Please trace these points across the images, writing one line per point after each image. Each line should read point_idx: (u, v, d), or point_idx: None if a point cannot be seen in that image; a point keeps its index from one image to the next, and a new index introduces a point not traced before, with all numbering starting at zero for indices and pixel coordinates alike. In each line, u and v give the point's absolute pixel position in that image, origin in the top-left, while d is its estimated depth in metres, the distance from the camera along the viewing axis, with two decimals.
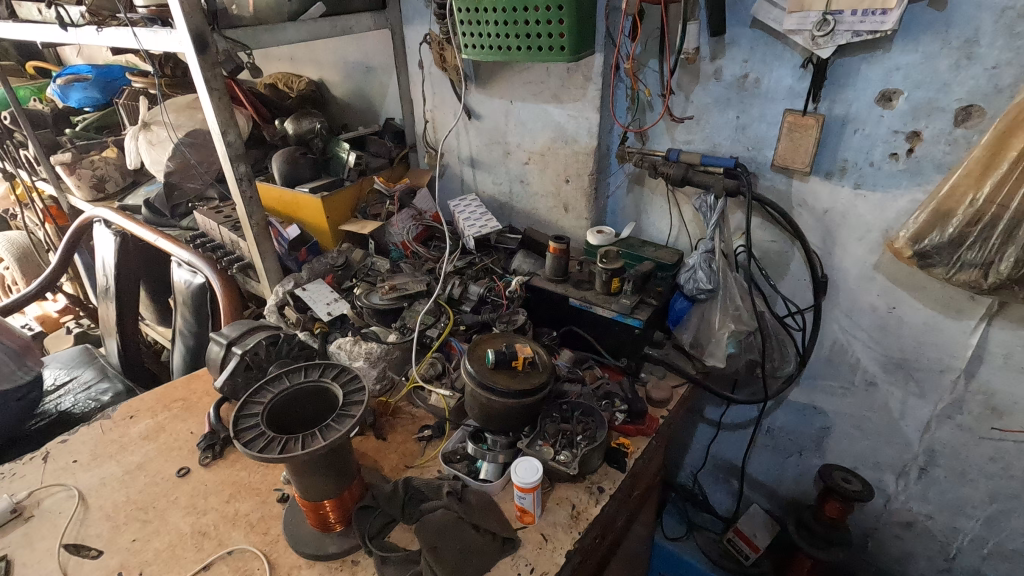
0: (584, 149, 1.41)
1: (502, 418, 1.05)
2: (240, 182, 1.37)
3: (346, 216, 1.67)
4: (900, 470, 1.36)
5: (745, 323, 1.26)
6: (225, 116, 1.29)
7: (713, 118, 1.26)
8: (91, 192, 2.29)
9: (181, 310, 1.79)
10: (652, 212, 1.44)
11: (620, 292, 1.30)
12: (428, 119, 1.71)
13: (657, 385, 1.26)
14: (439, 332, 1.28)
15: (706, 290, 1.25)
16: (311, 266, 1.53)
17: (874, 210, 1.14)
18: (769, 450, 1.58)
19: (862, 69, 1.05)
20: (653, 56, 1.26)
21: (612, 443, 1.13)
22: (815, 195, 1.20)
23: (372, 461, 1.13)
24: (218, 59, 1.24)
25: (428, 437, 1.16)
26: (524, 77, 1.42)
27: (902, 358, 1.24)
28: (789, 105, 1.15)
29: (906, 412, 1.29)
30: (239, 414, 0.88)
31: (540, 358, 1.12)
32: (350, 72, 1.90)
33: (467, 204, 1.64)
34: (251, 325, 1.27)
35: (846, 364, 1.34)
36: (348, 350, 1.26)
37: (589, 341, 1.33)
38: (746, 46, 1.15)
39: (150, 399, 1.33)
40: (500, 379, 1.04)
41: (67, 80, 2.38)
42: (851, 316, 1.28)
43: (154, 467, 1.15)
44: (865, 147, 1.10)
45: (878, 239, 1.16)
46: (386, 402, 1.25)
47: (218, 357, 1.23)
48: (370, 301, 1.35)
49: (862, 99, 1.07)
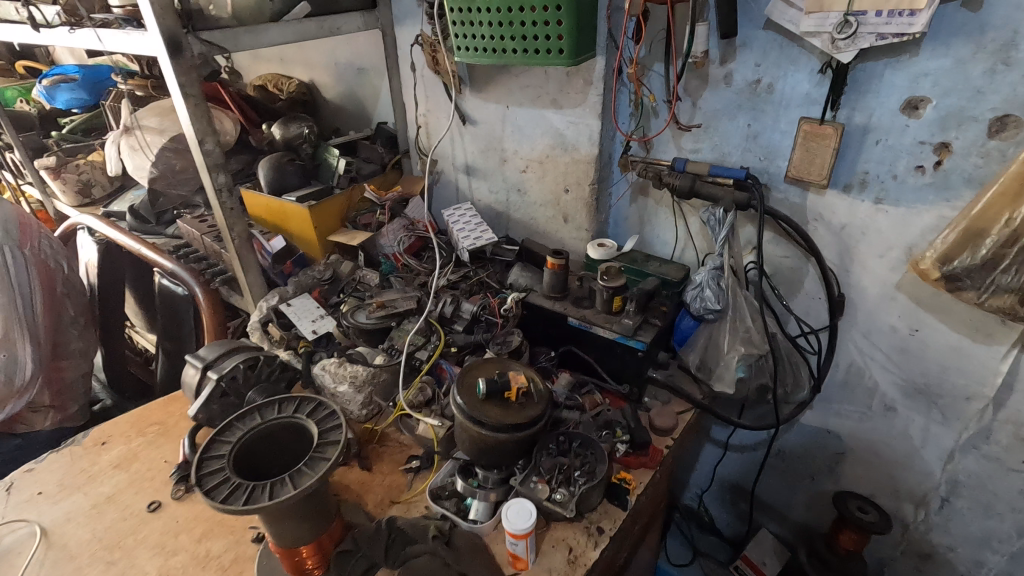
0: (584, 158, 1.33)
1: (494, 453, 0.97)
2: (219, 193, 1.30)
3: (335, 226, 1.59)
4: (920, 499, 1.28)
5: (757, 347, 1.17)
6: (203, 124, 1.22)
7: (723, 125, 1.17)
8: (76, 197, 2.22)
9: (163, 322, 1.70)
10: (656, 223, 1.36)
11: (622, 311, 1.21)
12: (421, 124, 1.63)
13: (662, 412, 1.18)
14: (429, 355, 1.21)
15: (714, 310, 1.17)
16: (297, 280, 1.46)
17: (896, 226, 1.06)
18: (779, 474, 1.50)
19: (885, 74, 0.97)
20: (659, 59, 1.18)
21: (613, 478, 1.05)
22: (832, 210, 1.12)
23: (356, 496, 1.06)
24: (194, 63, 1.16)
25: (416, 468, 1.09)
26: (521, 81, 1.34)
27: (924, 384, 1.16)
28: (804, 112, 1.07)
29: (928, 439, 1.20)
30: (204, 456, 0.81)
31: (536, 386, 1.04)
32: (340, 74, 1.82)
33: (462, 213, 1.56)
34: (230, 346, 1.20)
35: (863, 388, 1.25)
36: (332, 373, 1.19)
37: (589, 363, 1.25)
38: (758, 49, 1.07)
39: (124, 423, 1.26)
40: (492, 412, 0.97)
41: (54, 81, 2.28)
42: (869, 338, 1.19)
43: (123, 501, 1.08)
44: (888, 159, 1.02)
45: (900, 256, 1.07)
46: (372, 429, 1.18)
47: (193, 381, 1.15)
48: (356, 320, 1.27)
49: (885, 106, 0.99)
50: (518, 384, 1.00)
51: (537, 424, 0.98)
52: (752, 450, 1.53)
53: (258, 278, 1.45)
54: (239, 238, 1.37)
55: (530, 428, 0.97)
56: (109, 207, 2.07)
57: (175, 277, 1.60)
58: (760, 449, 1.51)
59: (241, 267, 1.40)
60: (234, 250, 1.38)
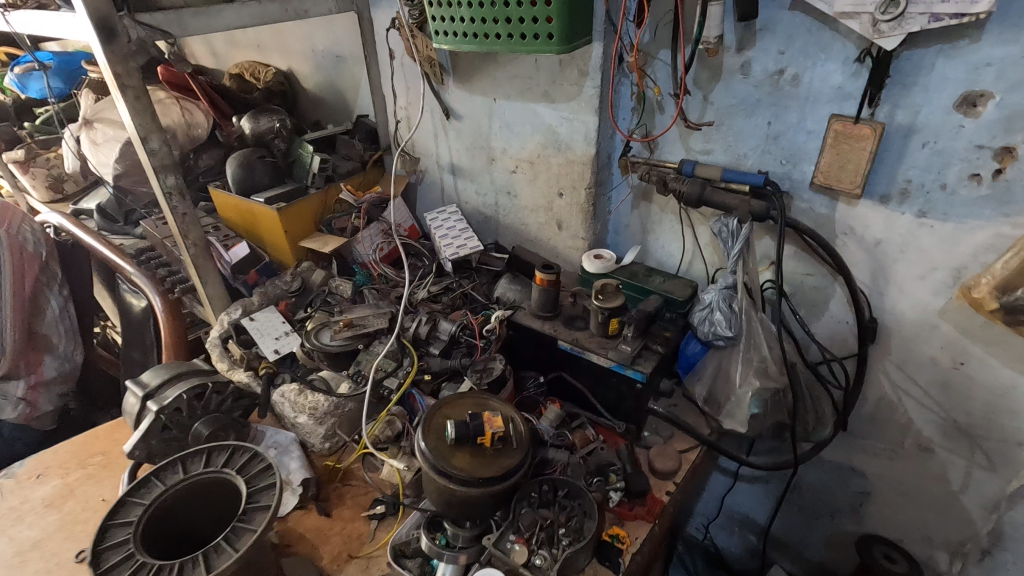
0: (579, 158, 1.18)
1: (464, 508, 0.83)
2: (169, 196, 1.16)
3: (308, 230, 1.46)
4: (957, 549, 1.12)
5: (774, 380, 1.00)
6: (146, 120, 1.08)
7: (738, 122, 1.02)
8: (47, 192, 2.09)
9: (127, 332, 1.57)
10: (660, 233, 1.21)
11: (619, 335, 1.07)
12: (402, 118, 1.48)
13: (662, 452, 1.03)
14: (399, 383, 1.06)
15: (725, 336, 1.03)
16: (263, 291, 1.32)
17: (942, 244, 0.90)
18: (790, 507, 1.35)
19: (936, 64, 0.80)
20: (665, 46, 1.02)
21: (605, 534, 0.91)
22: (865, 223, 0.96)
23: (310, 548, 0.93)
24: (131, 49, 1.02)
25: (381, 515, 0.96)
26: (509, 71, 1.18)
27: (967, 424, 1.00)
28: (836, 109, 0.91)
29: (969, 485, 1.05)
30: (109, 524, 0.68)
31: (517, 431, 0.89)
32: (319, 62, 1.66)
33: (446, 217, 1.41)
34: (177, 371, 1.07)
35: (894, 423, 1.09)
36: (292, 402, 1.07)
37: (581, 393, 1.11)
38: (782, 34, 0.91)
39: (64, 453, 1.13)
40: (460, 463, 0.83)
41: (26, 69, 2.15)
42: (904, 370, 1.03)
43: (50, 548, 0.95)
44: (936, 166, 0.86)
45: (945, 279, 0.91)
46: (334, 467, 1.05)
47: (133, 411, 1.03)
48: (320, 341, 1.13)
49: (935, 103, 0.82)
50: (493, 428, 0.85)
51: (515, 474, 0.83)
52: (764, 482, 1.37)
53: (219, 290, 1.31)
54: (194, 247, 1.23)
55: (505, 481, 0.82)
56: (78, 204, 1.93)
57: (134, 284, 1.48)
58: (773, 482, 1.36)
59: (199, 278, 1.26)
60: (190, 260, 1.24)
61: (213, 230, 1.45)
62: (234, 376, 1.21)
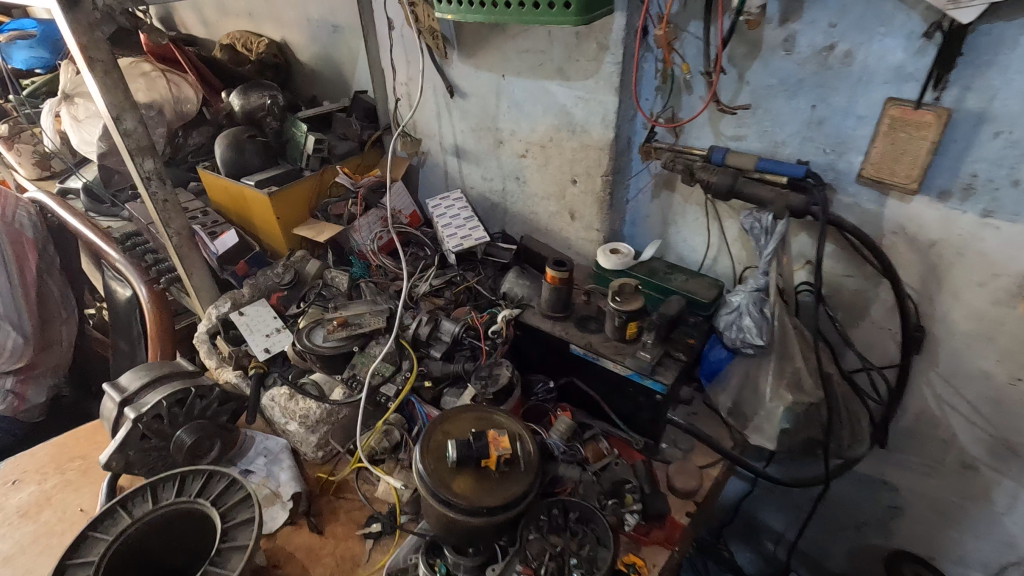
0: (595, 143, 1.07)
1: (466, 537, 0.76)
2: (148, 181, 1.06)
3: (303, 216, 1.36)
4: (995, 571, 1.05)
5: (808, 394, 0.91)
6: (119, 98, 0.98)
7: (777, 105, 0.90)
8: (34, 169, 1.99)
9: (114, 321, 1.49)
10: (682, 225, 1.10)
11: (638, 340, 0.98)
12: (401, 95, 1.36)
13: (682, 468, 0.95)
14: (398, 389, 0.99)
15: (755, 344, 0.93)
16: (253, 282, 1.24)
17: (1009, 248, 0.79)
18: (813, 520, 1.26)
19: (1020, 40, 0.69)
20: (696, 17, 0.90)
21: (620, 562, 0.83)
22: (919, 221, 0.85)
23: (300, 570, 0.86)
24: (96, 18, 0.92)
25: (376, 535, 0.88)
26: (519, 45, 1.07)
27: (1020, 444, 0.91)
28: (892, 92, 0.80)
29: (1016, 508, 0.96)
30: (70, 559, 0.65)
31: (525, 451, 0.81)
32: (314, 32, 1.54)
33: (449, 204, 1.31)
34: (158, 373, 0.99)
35: (935, 439, 1.00)
36: (282, 408, 1.00)
37: (594, 401, 1.02)
38: (835, 3, 0.79)
39: (42, 456, 1.06)
40: (461, 488, 0.75)
41: (10, 38, 2.02)
42: (951, 383, 0.94)
43: (23, 563, 0.89)
44: (1009, 159, 0.74)
45: (1009, 287, 0.81)
46: (327, 479, 0.98)
47: (110, 417, 0.95)
48: (312, 341, 1.05)
49: (1014, 86, 0.71)
50: (498, 450, 0.77)
51: (521, 501, 0.76)
52: (786, 493, 1.28)
53: (205, 282, 1.22)
54: (178, 236, 1.14)
55: (509, 508, 0.74)
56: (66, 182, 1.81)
57: (120, 272, 1.39)
58: (796, 494, 1.26)
59: (184, 269, 1.17)
60: (173, 249, 1.15)
61: (201, 215, 1.35)
62: (222, 375, 1.13)
